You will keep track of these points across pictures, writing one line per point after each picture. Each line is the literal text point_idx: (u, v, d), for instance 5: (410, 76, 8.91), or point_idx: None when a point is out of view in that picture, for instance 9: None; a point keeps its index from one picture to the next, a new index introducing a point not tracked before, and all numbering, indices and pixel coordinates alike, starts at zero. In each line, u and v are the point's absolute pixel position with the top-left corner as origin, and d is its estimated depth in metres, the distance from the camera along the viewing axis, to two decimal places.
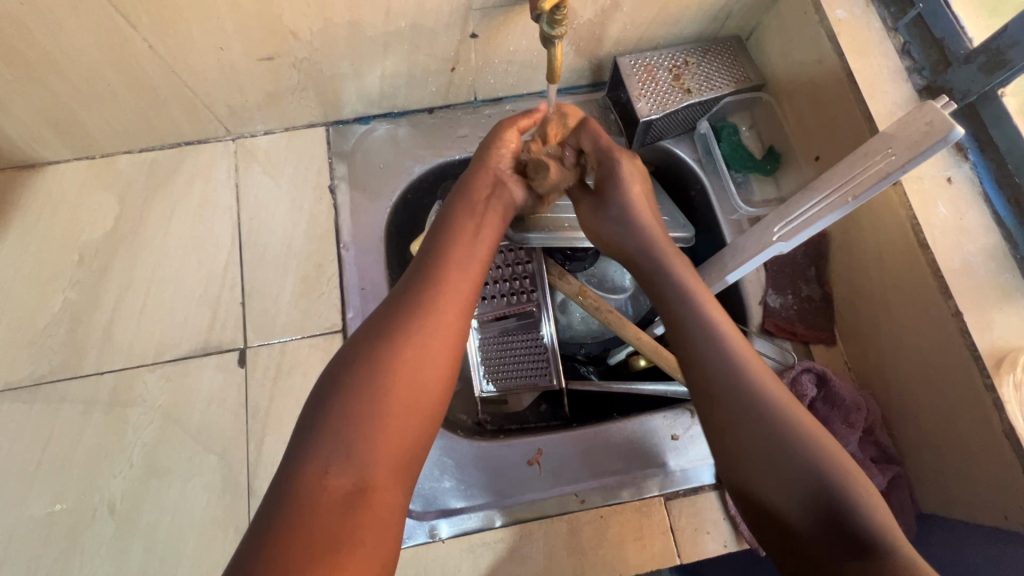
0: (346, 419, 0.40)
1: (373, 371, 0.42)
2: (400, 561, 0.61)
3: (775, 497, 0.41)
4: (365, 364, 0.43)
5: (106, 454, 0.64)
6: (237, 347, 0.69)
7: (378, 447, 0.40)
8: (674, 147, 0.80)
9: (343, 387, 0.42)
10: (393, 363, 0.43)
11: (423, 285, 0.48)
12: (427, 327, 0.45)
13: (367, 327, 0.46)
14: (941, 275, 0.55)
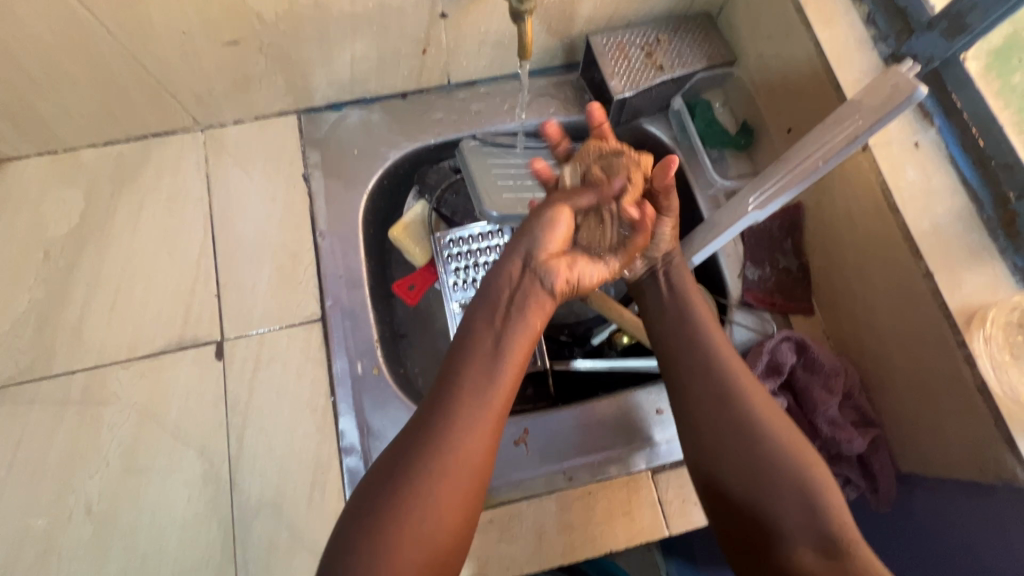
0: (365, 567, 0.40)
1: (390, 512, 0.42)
2: None
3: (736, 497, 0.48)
4: (392, 512, 0.42)
5: (79, 455, 0.62)
6: (214, 340, 0.68)
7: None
8: (652, 126, 0.80)
9: (370, 549, 0.40)
10: (413, 508, 0.42)
11: (442, 411, 0.46)
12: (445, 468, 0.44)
13: (383, 462, 0.45)
14: (911, 238, 0.57)
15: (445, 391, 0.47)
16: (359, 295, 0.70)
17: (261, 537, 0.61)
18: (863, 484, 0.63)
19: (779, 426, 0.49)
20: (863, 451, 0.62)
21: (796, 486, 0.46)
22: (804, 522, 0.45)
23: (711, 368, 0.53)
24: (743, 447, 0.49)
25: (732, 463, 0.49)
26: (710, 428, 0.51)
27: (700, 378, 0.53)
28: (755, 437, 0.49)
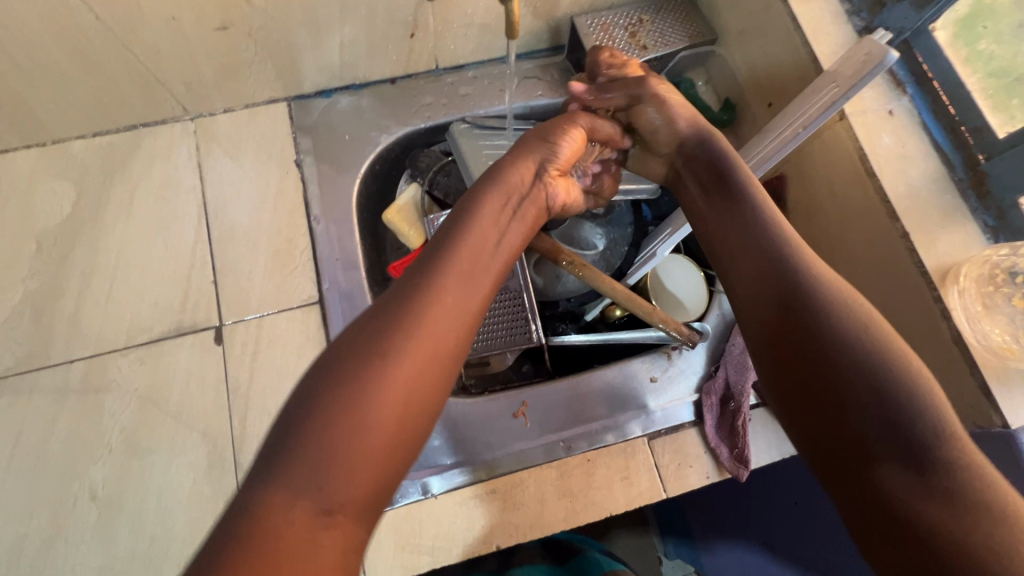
0: (315, 437, 0.36)
1: (352, 382, 0.38)
2: (394, 519, 0.61)
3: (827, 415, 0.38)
4: (355, 387, 0.38)
5: (82, 442, 0.62)
6: (212, 325, 0.68)
7: (347, 471, 0.36)
8: None
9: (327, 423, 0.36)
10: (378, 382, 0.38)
11: (423, 288, 0.44)
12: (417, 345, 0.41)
13: (352, 331, 0.42)
14: (888, 201, 0.59)
15: (418, 277, 0.45)
16: (356, 277, 0.71)
17: None
18: None
19: (866, 326, 0.40)
20: None
21: (883, 396, 0.36)
22: (890, 429, 0.35)
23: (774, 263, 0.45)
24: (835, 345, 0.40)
25: (797, 370, 0.40)
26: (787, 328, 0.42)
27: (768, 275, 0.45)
28: (850, 343, 0.39)
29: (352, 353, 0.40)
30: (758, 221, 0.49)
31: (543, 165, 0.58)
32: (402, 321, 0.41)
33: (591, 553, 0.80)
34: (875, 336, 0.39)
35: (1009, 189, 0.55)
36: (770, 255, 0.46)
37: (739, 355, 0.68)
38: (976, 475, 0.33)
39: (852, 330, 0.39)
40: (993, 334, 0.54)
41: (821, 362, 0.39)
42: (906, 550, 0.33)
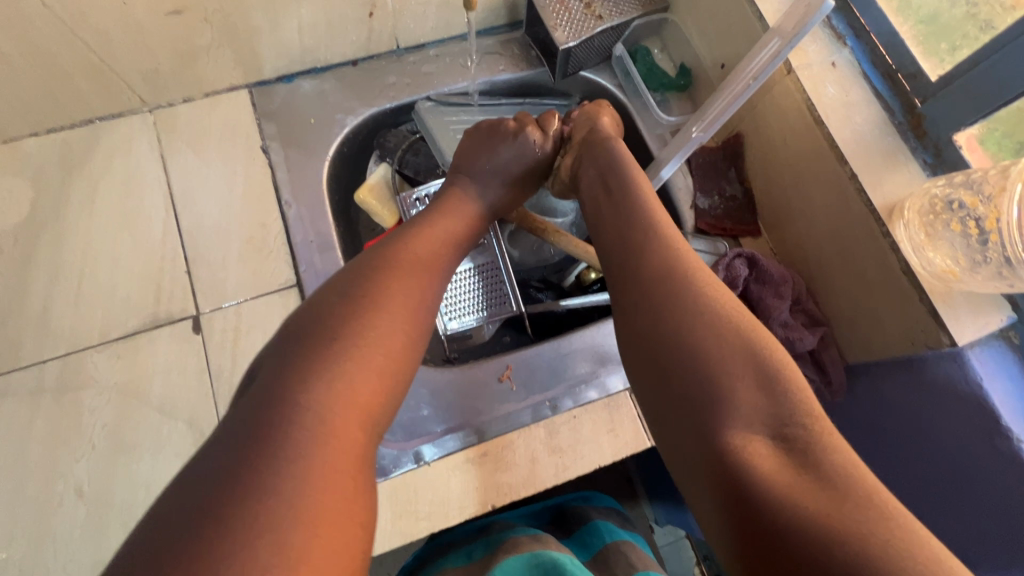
0: (264, 401, 0.37)
1: (299, 353, 0.40)
2: (391, 488, 0.63)
3: (726, 395, 0.40)
4: (303, 359, 0.39)
5: (62, 441, 0.61)
6: (189, 315, 0.68)
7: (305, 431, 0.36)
8: (595, 76, 0.85)
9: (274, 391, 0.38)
10: (323, 358, 0.40)
11: (378, 274, 0.46)
12: (367, 328, 0.42)
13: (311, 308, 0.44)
14: (837, 146, 0.63)
15: (374, 271, 0.46)
16: (332, 257, 0.72)
17: None
18: (817, 379, 0.70)
19: (741, 317, 0.44)
20: (814, 346, 0.69)
21: (763, 382, 0.40)
22: (760, 413, 0.40)
23: (660, 255, 0.49)
24: (727, 335, 0.43)
25: (680, 355, 0.43)
26: (689, 313, 0.44)
27: (666, 268, 0.47)
28: (734, 336, 0.42)
29: (334, 316, 0.42)
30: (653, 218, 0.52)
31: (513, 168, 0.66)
32: (372, 307, 0.43)
33: (590, 513, 0.84)
34: (744, 326, 0.43)
35: (945, 128, 0.60)
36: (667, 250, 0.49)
37: None
38: (839, 456, 0.36)
39: (726, 323, 0.43)
40: (936, 260, 0.57)
41: (710, 346, 0.42)
42: (774, 518, 0.34)
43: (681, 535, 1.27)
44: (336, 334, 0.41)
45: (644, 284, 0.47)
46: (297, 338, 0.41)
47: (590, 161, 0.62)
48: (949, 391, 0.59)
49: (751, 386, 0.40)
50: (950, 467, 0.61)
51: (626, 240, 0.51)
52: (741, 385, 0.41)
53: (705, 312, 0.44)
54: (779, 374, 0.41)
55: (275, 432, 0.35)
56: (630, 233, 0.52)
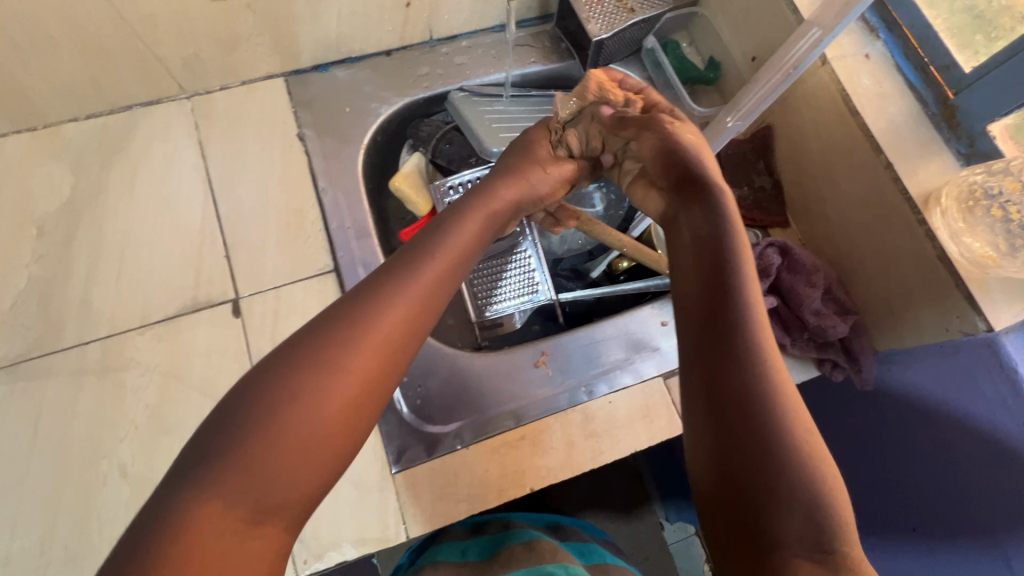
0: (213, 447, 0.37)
1: (256, 407, 0.38)
2: (431, 469, 0.63)
3: (777, 525, 0.36)
4: (257, 412, 0.37)
5: (105, 420, 0.62)
6: (228, 299, 0.68)
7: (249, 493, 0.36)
8: (624, 69, 0.86)
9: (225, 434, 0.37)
10: (280, 420, 0.37)
11: (353, 315, 0.42)
12: (326, 386, 0.39)
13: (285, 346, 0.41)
14: (872, 136, 0.64)
15: (337, 323, 0.41)
16: (369, 243, 0.73)
17: None
18: (846, 366, 0.72)
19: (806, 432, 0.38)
20: (846, 333, 0.70)
21: (817, 515, 0.36)
22: (811, 552, 0.35)
23: (742, 350, 0.40)
24: (788, 454, 0.37)
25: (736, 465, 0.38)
26: (751, 418, 0.38)
27: (733, 357, 0.40)
28: (794, 457, 0.37)
29: (298, 362, 0.39)
30: (736, 281, 0.43)
31: (518, 193, 0.57)
32: (285, 389, 0.38)
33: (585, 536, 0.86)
34: (809, 447, 0.38)
35: (978, 118, 0.61)
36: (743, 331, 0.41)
37: None
38: None
39: (794, 437, 0.38)
40: (974, 246, 0.58)
41: (765, 464, 0.37)
42: None
43: (690, 533, 1.25)
44: (292, 389, 0.38)
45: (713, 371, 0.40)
46: (260, 383, 0.39)
47: (677, 192, 0.51)
48: (982, 376, 0.60)
49: (804, 517, 0.36)
50: (979, 453, 0.62)
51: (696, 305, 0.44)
52: (795, 516, 0.36)
53: (769, 422, 0.38)
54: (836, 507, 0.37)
55: (209, 479, 0.36)
56: (703, 297, 0.43)
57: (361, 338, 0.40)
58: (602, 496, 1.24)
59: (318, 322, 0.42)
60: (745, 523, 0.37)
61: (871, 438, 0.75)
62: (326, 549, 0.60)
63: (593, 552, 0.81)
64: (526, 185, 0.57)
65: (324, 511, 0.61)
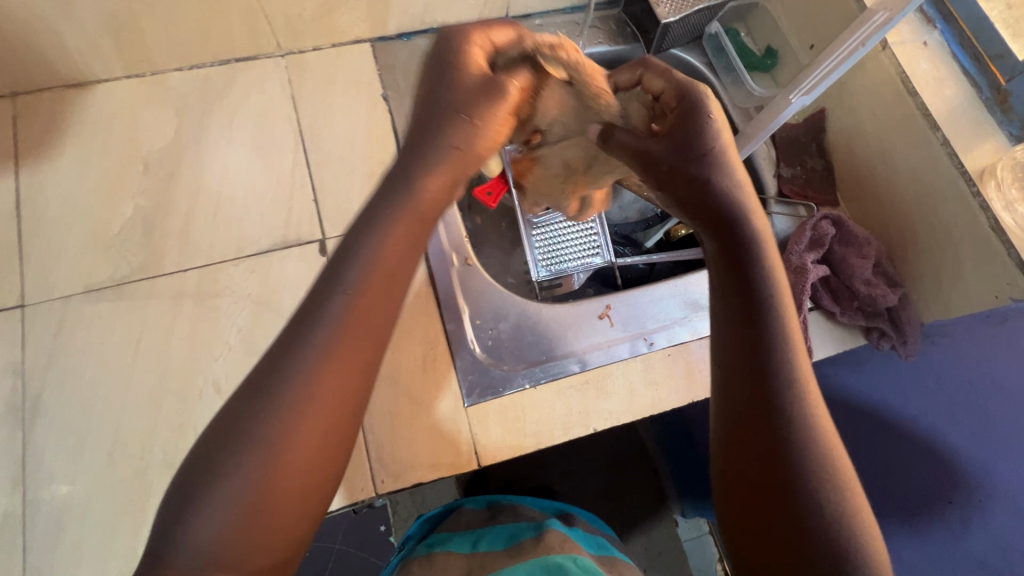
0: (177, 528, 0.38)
1: (210, 481, 0.39)
2: (501, 405, 0.67)
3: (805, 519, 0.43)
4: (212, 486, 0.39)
5: (202, 341, 0.66)
6: (316, 239, 0.73)
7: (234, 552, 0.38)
8: (684, 54, 0.91)
9: (184, 513, 0.39)
10: (235, 488, 0.39)
11: (288, 366, 0.41)
12: (273, 444, 0.39)
13: (223, 415, 0.41)
14: (930, 115, 0.69)
15: (269, 378, 0.41)
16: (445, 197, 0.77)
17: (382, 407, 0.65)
18: (894, 337, 0.75)
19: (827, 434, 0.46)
20: (894, 303, 0.74)
21: (836, 513, 0.43)
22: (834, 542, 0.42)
23: (783, 377, 0.46)
24: (810, 457, 0.44)
25: (768, 464, 0.45)
26: (780, 424, 0.45)
27: (762, 371, 0.47)
28: (816, 460, 0.44)
29: (239, 426, 0.40)
30: (767, 299, 0.49)
31: (451, 155, 0.48)
32: (230, 470, 0.39)
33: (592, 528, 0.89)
34: (830, 448, 0.45)
35: None
36: (771, 347, 0.47)
37: (795, 265, 0.75)
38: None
39: (817, 440, 0.45)
40: None
41: (791, 467, 0.44)
42: None
43: (704, 531, 1.29)
44: (239, 456, 0.39)
45: (744, 380, 0.47)
46: (206, 458, 0.40)
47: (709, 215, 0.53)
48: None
49: (826, 515, 0.43)
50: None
51: (727, 320, 0.50)
52: (820, 513, 0.43)
53: (795, 429, 0.45)
54: (852, 504, 0.44)
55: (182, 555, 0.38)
56: (738, 313, 0.49)
57: (288, 397, 0.40)
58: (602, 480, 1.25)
59: (245, 395, 0.41)
60: (771, 518, 0.44)
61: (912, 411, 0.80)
62: (403, 470, 0.64)
63: (593, 540, 0.83)
64: (462, 130, 0.48)
65: (402, 436, 0.65)
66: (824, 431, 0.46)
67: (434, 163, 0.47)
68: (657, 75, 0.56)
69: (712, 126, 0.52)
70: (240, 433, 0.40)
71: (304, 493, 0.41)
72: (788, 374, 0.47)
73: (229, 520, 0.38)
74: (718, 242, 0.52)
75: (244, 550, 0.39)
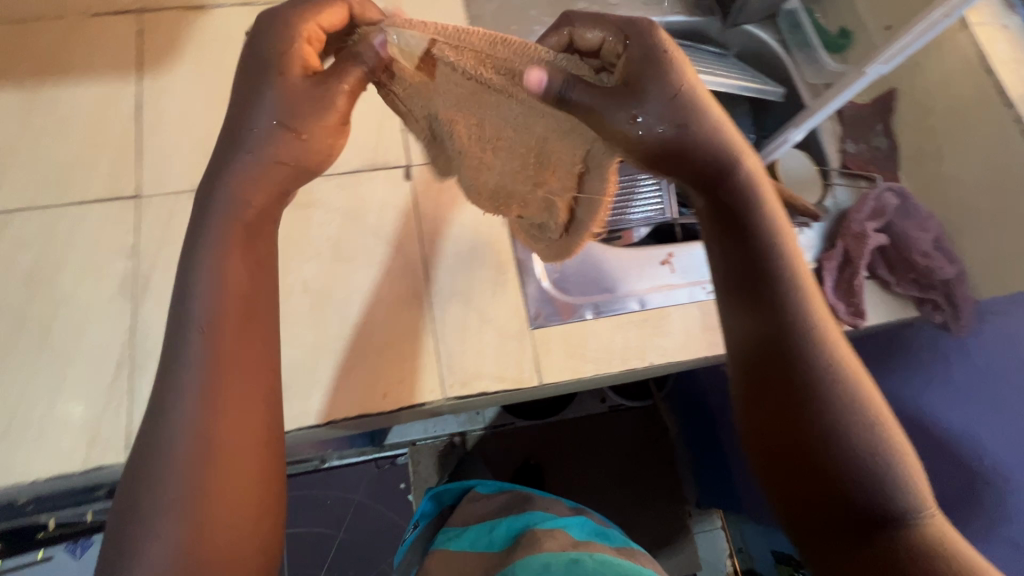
0: (148, 489, 0.37)
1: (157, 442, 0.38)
2: (564, 331, 0.71)
3: (841, 476, 0.39)
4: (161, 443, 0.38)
5: (296, 245, 0.72)
6: (402, 164, 0.78)
7: (211, 486, 0.37)
8: (757, 31, 0.95)
9: (143, 478, 0.38)
10: (183, 432, 0.38)
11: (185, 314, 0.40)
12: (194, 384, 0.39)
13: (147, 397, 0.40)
14: (1004, 93, 0.73)
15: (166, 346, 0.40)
16: None
17: (455, 319, 0.70)
18: (946, 311, 0.76)
19: (856, 388, 0.41)
20: (951, 276, 0.76)
21: (876, 467, 0.39)
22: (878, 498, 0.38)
23: (800, 342, 0.41)
24: (838, 419, 0.40)
25: (797, 434, 0.41)
26: (799, 393, 0.41)
27: (779, 341, 0.42)
28: (844, 419, 0.40)
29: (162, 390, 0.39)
30: (775, 256, 0.43)
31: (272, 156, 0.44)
32: (177, 398, 0.39)
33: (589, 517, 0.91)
34: (866, 402, 0.40)
35: None
36: (788, 309, 0.42)
37: (855, 231, 0.77)
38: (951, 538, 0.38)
39: (844, 395, 0.40)
40: None
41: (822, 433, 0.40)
42: None
43: (717, 526, 1.32)
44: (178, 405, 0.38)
45: (760, 352, 0.43)
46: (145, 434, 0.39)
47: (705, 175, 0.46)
48: None
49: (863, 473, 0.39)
50: None
51: (733, 290, 0.44)
52: (856, 471, 0.39)
53: (816, 398, 0.41)
54: (892, 453, 0.39)
55: (157, 507, 0.37)
56: (747, 278, 0.43)
57: (189, 358, 0.39)
58: (618, 457, 1.30)
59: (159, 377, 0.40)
60: (805, 484, 0.40)
61: (949, 396, 0.78)
62: (470, 378, 0.68)
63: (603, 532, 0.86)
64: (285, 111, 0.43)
65: (470, 348, 0.69)
66: (850, 385, 0.41)
67: (249, 172, 0.44)
68: (588, 25, 0.45)
69: (671, 63, 0.43)
70: (170, 384, 0.39)
71: (255, 405, 0.40)
72: (805, 327, 0.42)
73: (189, 466, 0.37)
74: (710, 203, 0.46)
75: (211, 461, 0.38)
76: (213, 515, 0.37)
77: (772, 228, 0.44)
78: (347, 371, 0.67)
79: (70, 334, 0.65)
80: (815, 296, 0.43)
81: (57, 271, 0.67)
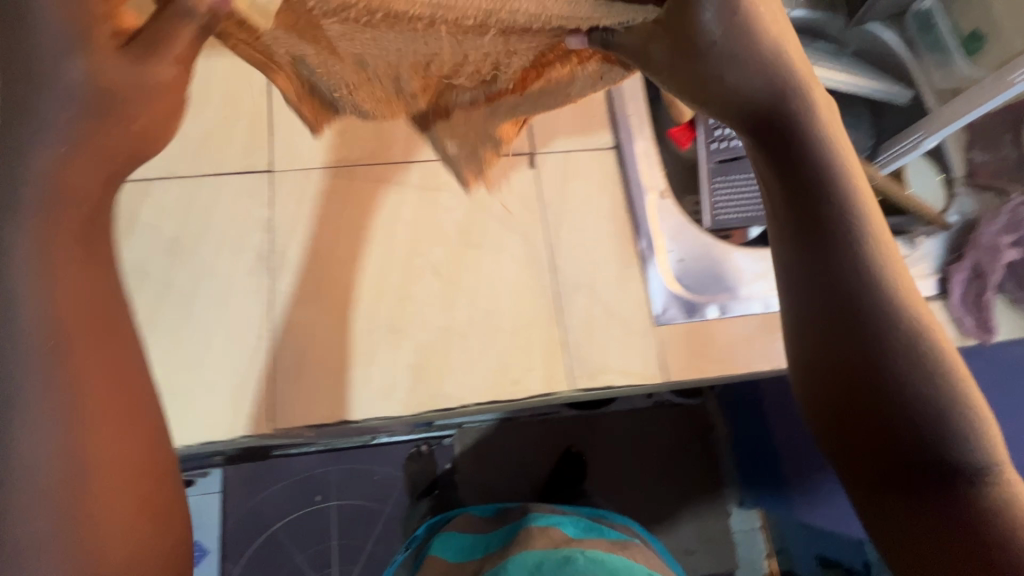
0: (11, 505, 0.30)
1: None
2: (689, 328, 0.71)
3: (919, 458, 0.34)
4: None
5: (425, 227, 0.72)
6: (526, 151, 0.77)
7: (78, 494, 0.31)
8: (879, 31, 0.91)
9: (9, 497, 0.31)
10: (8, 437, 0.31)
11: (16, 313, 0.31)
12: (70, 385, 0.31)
13: None
14: None
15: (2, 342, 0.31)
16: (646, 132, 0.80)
17: (581, 310, 0.70)
18: None
19: (936, 359, 0.35)
20: None
21: (959, 450, 0.34)
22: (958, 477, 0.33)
23: (874, 309, 0.35)
24: (915, 395, 0.34)
25: (872, 415, 0.35)
26: (874, 368, 0.35)
27: (845, 305, 0.36)
28: (919, 397, 0.34)
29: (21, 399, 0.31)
30: (836, 209, 0.37)
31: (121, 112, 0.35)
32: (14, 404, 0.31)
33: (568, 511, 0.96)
34: (945, 372, 0.35)
35: None
36: (855, 269, 0.36)
37: (987, 244, 0.75)
38: None
39: (915, 367, 0.35)
40: None
41: (893, 410, 0.34)
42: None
43: (756, 526, 1.29)
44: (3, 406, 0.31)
45: (830, 321, 0.36)
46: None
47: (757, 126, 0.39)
48: None
49: (944, 456, 0.34)
50: None
51: (793, 250, 0.38)
52: (937, 453, 0.34)
53: (887, 370, 0.35)
54: (974, 432, 0.34)
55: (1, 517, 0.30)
56: (809, 232, 0.37)
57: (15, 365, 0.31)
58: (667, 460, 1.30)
59: None
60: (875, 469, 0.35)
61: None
62: (597, 372, 0.68)
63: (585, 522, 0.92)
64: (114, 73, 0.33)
65: (597, 340, 0.69)
66: (932, 356, 0.35)
67: (49, 165, 0.33)
68: None
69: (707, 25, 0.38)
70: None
71: (111, 400, 0.33)
72: (868, 272, 0.36)
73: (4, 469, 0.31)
74: (764, 156, 0.39)
75: (110, 465, 0.32)
76: (96, 519, 0.31)
77: (840, 182, 0.37)
78: (476, 357, 0.67)
79: (212, 305, 0.66)
80: (888, 255, 0.36)
81: (198, 242, 0.68)
